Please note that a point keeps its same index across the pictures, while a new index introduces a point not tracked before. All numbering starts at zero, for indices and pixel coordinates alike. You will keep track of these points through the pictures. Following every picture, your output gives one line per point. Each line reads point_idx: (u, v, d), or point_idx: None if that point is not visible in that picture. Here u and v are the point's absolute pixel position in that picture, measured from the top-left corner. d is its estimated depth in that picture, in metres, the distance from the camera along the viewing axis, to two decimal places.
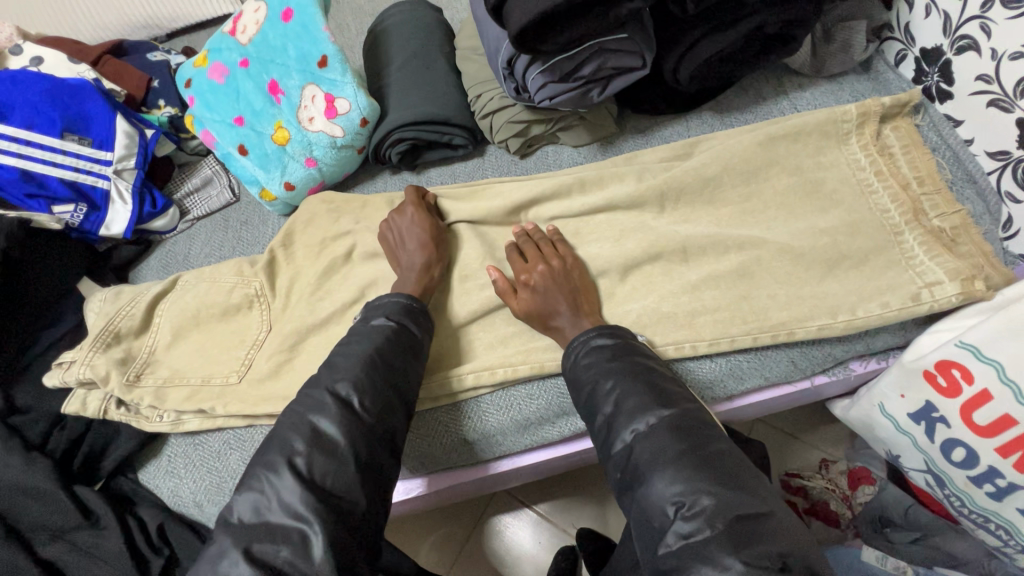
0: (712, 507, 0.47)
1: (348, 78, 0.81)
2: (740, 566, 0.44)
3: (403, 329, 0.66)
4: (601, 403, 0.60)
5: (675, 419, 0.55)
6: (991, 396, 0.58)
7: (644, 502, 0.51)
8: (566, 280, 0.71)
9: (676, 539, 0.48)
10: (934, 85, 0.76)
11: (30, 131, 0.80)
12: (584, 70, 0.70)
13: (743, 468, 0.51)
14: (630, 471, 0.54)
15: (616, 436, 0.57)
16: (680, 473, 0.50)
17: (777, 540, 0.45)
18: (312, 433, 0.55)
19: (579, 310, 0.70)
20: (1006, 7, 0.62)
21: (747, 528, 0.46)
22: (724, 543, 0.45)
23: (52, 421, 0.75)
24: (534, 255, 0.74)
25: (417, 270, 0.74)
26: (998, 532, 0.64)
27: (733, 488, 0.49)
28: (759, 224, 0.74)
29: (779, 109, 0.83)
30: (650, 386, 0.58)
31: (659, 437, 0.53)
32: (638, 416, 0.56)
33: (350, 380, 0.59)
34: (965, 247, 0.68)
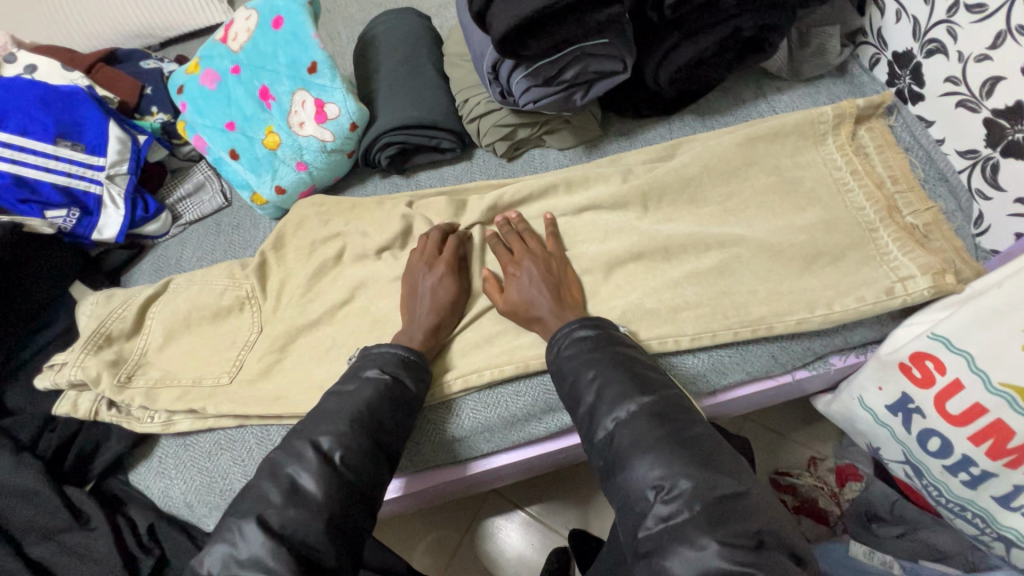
0: (690, 490, 0.49)
1: (337, 83, 0.83)
2: (715, 545, 0.46)
3: (397, 382, 0.66)
4: (583, 393, 0.61)
5: (655, 406, 0.56)
6: (963, 386, 0.59)
7: (626, 486, 0.52)
8: (548, 273, 0.73)
9: (656, 522, 0.49)
10: (906, 87, 0.78)
11: (23, 137, 0.82)
12: (566, 74, 0.72)
13: (719, 449, 0.53)
14: (611, 458, 0.55)
15: (597, 424, 0.58)
16: (659, 458, 0.52)
17: (753, 520, 0.48)
18: (290, 488, 0.55)
19: (563, 303, 0.71)
20: (970, 11, 0.65)
21: (724, 510, 0.48)
22: (701, 526, 0.47)
23: (43, 423, 0.76)
24: (521, 250, 0.77)
25: (426, 329, 0.73)
26: (975, 521, 0.65)
27: (709, 470, 0.50)
28: (739, 223, 0.76)
29: (758, 111, 0.86)
30: (630, 375, 0.59)
31: (639, 424, 0.55)
32: (617, 404, 0.57)
33: (333, 432, 0.59)
34: (938, 243, 0.70)
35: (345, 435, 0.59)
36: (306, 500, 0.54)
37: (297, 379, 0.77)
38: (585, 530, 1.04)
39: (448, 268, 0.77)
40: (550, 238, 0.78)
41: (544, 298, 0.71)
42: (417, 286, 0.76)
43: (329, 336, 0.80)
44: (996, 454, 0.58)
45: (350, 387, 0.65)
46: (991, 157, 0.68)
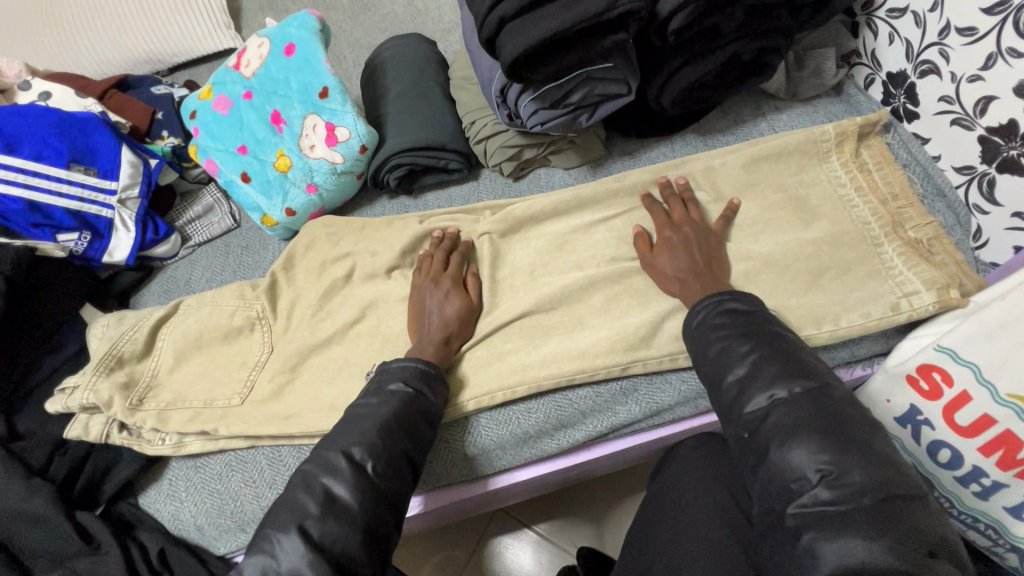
0: (861, 483, 0.48)
1: (348, 107, 0.85)
2: (886, 540, 0.45)
3: (419, 396, 0.66)
4: (732, 365, 0.60)
5: (819, 392, 0.54)
6: (970, 397, 0.60)
7: (779, 465, 0.52)
8: (703, 243, 0.75)
9: (813, 503, 0.49)
10: (901, 105, 0.81)
11: (37, 162, 0.83)
12: (573, 97, 0.74)
13: (890, 450, 0.50)
14: (763, 436, 0.54)
15: (747, 397, 0.57)
16: (827, 444, 0.50)
17: (928, 526, 0.46)
18: (325, 497, 0.55)
19: (712, 277, 0.72)
20: (960, 34, 0.67)
21: (895, 508, 0.46)
22: (871, 519, 0.46)
23: (54, 446, 0.75)
24: (682, 217, 0.77)
25: (436, 343, 0.74)
26: (988, 532, 0.65)
27: (884, 465, 0.49)
28: (746, 238, 0.78)
29: (758, 130, 0.88)
30: (790, 358, 0.58)
31: (800, 406, 0.53)
32: (777, 383, 0.56)
33: (365, 443, 0.60)
34: (941, 257, 0.72)
35: (376, 447, 0.60)
36: (328, 518, 0.54)
37: (310, 399, 0.77)
38: (594, 548, 1.03)
39: (453, 284, 0.78)
40: (722, 219, 0.78)
41: (690, 264, 0.73)
42: (428, 300, 0.77)
43: (341, 356, 0.80)
44: (1007, 464, 0.59)
45: (373, 401, 0.64)
46: (987, 172, 0.70)
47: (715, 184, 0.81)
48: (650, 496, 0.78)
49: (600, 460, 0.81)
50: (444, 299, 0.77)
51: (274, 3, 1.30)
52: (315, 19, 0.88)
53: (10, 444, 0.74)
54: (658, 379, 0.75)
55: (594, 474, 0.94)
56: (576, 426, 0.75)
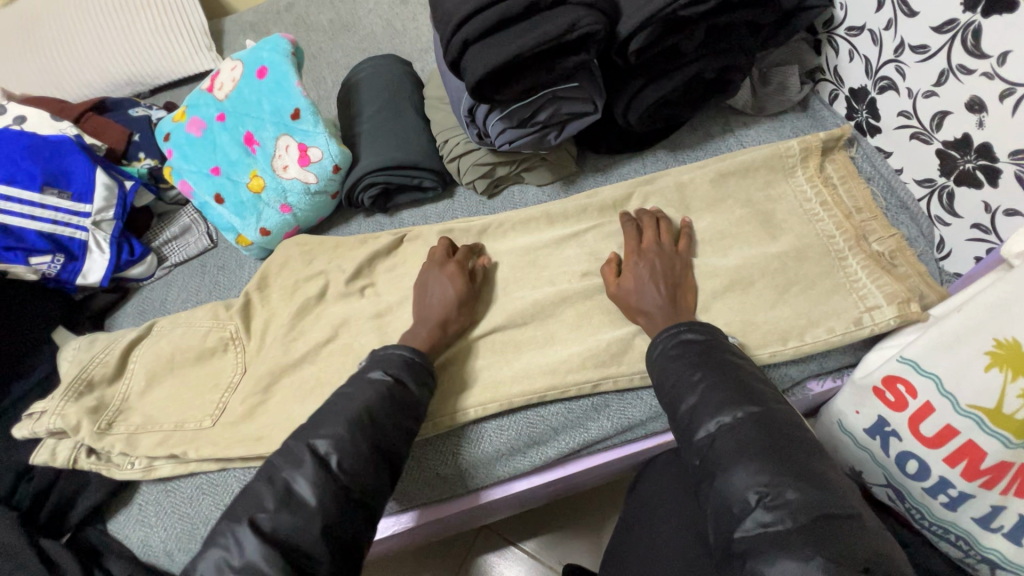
0: (797, 501, 0.48)
1: (320, 128, 0.85)
2: (822, 559, 0.45)
3: (399, 384, 0.65)
4: (685, 392, 0.60)
5: (761, 417, 0.55)
6: (934, 408, 0.61)
7: (723, 490, 0.52)
8: (669, 272, 0.74)
9: (755, 527, 0.49)
10: (864, 120, 0.82)
11: (9, 186, 0.83)
12: (539, 116, 0.75)
13: (829, 471, 0.51)
14: (710, 459, 0.54)
15: (697, 424, 0.57)
16: (765, 465, 0.51)
17: (864, 543, 0.46)
18: (284, 493, 0.55)
19: (679, 306, 0.72)
20: (914, 52, 0.69)
21: (831, 528, 0.47)
22: (808, 539, 0.46)
23: (19, 473, 0.75)
24: (650, 239, 0.77)
25: (431, 328, 0.74)
26: (959, 543, 0.65)
27: (818, 485, 0.49)
28: (715, 252, 0.78)
29: (727, 146, 0.89)
30: (739, 384, 0.58)
31: (744, 430, 0.54)
32: (723, 409, 0.56)
33: (332, 437, 0.59)
34: (903, 268, 0.73)
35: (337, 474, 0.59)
36: (282, 512, 0.54)
37: (279, 420, 0.76)
38: (580, 565, 1.02)
39: (459, 268, 0.78)
40: (682, 236, 0.78)
41: (657, 295, 0.71)
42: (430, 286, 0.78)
43: (313, 376, 0.80)
44: (971, 475, 0.59)
45: (351, 388, 0.64)
46: (946, 186, 0.72)
47: (684, 199, 0.82)
48: (626, 513, 0.78)
49: (578, 477, 0.80)
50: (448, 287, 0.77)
51: (256, 25, 1.31)
52: (287, 42, 0.89)
53: None
54: (628, 394, 0.75)
55: (576, 489, 0.93)
56: (549, 443, 0.74)
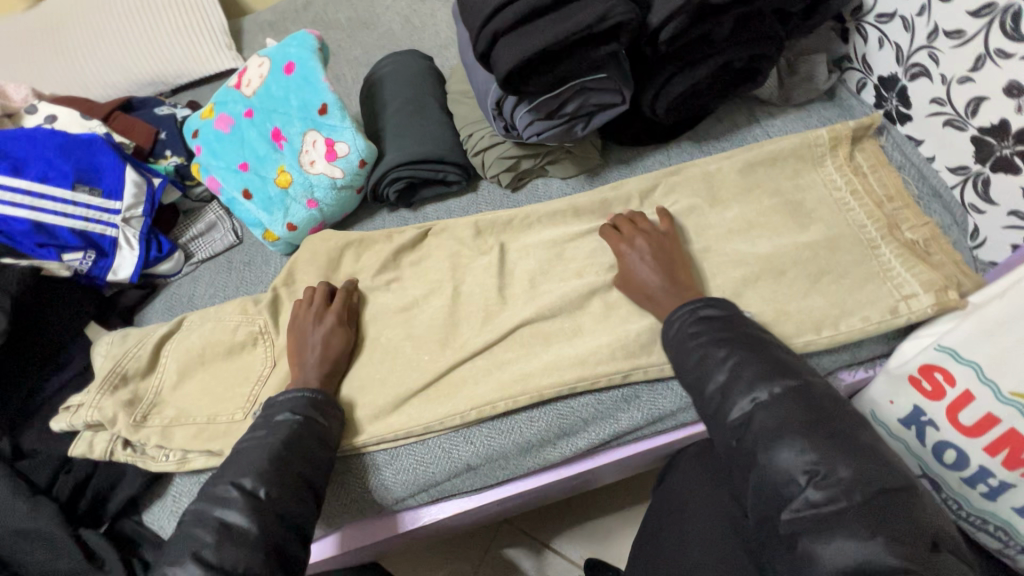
0: (850, 478, 0.48)
1: (346, 123, 0.86)
2: (884, 538, 0.45)
3: (310, 421, 0.67)
4: (713, 371, 0.60)
5: (799, 391, 0.55)
6: (973, 396, 0.60)
7: (769, 471, 0.51)
8: (660, 251, 0.74)
9: (807, 506, 0.49)
10: (893, 108, 0.81)
11: (43, 184, 0.84)
12: (567, 108, 0.75)
13: (875, 442, 0.51)
14: (749, 439, 0.54)
15: (730, 403, 0.57)
16: (812, 442, 0.51)
17: (918, 516, 0.46)
18: (220, 525, 0.55)
19: (677, 283, 0.72)
20: (949, 37, 0.68)
21: (889, 503, 0.47)
22: (865, 518, 0.46)
23: (58, 465, 0.76)
24: (632, 230, 0.77)
25: (321, 375, 0.75)
26: (998, 534, 0.64)
27: (870, 459, 0.49)
28: (744, 241, 0.78)
29: (753, 136, 0.89)
30: (770, 360, 0.58)
31: (783, 406, 0.54)
32: (756, 385, 0.56)
33: (255, 472, 0.60)
34: (938, 257, 0.72)
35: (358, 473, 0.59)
36: (225, 547, 0.54)
37: None
38: (603, 560, 1.02)
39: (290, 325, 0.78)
40: (663, 219, 0.79)
41: (653, 276, 0.72)
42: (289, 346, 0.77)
43: None
44: (1013, 464, 0.58)
45: (262, 434, 0.64)
46: (981, 173, 0.71)
47: (712, 189, 0.82)
48: (654, 506, 0.78)
49: (605, 469, 0.80)
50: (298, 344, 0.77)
51: (275, 23, 1.32)
52: (314, 38, 0.89)
53: (13, 464, 0.74)
54: (659, 385, 0.75)
55: (594, 484, 0.93)
56: (578, 434, 0.75)
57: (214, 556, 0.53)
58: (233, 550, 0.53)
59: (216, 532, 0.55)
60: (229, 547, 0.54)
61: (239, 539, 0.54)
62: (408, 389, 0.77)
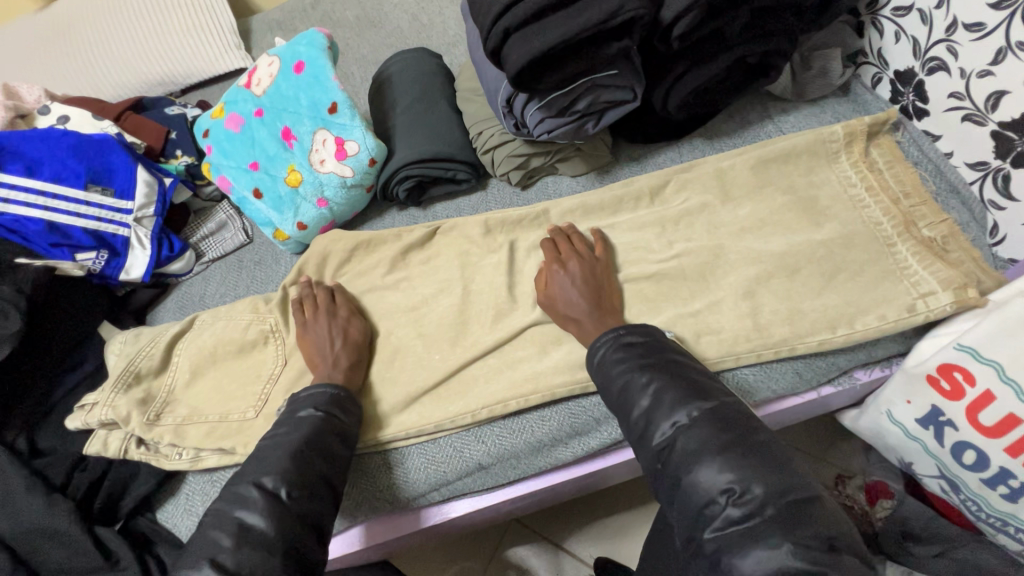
0: (764, 494, 0.48)
1: (356, 121, 0.86)
2: (791, 545, 0.45)
3: (329, 418, 0.67)
4: (636, 397, 0.60)
5: (715, 411, 0.56)
6: (994, 396, 0.59)
7: (691, 491, 0.52)
8: (590, 276, 0.75)
9: (726, 524, 0.49)
10: (910, 104, 0.80)
11: (56, 185, 0.85)
12: (579, 105, 0.75)
13: (788, 456, 0.52)
14: (672, 463, 0.55)
15: (654, 427, 0.57)
16: (728, 461, 0.51)
17: (825, 525, 0.47)
18: (238, 530, 0.54)
19: (602, 309, 0.73)
20: (968, 30, 0.67)
21: (798, 512, 0.47)
22: (776, 528, 0.46)
23: (73, 463, 0.77)
24: (569, 249, 0.78)
25: (343, 370, 0.75)
26: (1018, 536, 0.64)
27: (781, 472, 0.50)
28: (758, 239, 0.77)
29: (766, 132, 0.88)
30: (688, 383, 0.59)
31: (702, 428, 0.54)
32: (677, 409, 0.57)
33: (278, 472, 0.59)
34: (956, 254, 0.71)
35: None
36: (242, 549, 0.53)
37: None
38: (614, 559, 1.02)
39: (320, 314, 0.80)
40: (597, 244, 0.80)
41: (582, 301, 0.73)
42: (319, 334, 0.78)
43: None
44: None
45: (284, 429, 0.65)
46: (1001, 168, 0.70)
47: (724, 186, 0.81)
48: None
49: (616, 468, 0.80)
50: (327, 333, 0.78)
51: (283, 22, 1.32)
52: (323, 37, 0.89)
53: (29, 462, 0.75)
54: None
55: (606, 484, 0.93)
56: (590, 434, 0.74)
57: (230, 560, 0.52)
58: (248, 551, 0.53)
59: (235, 536, 0.54)
60: (245, 549, 0.53)
61: (257, 541, 0.54)
62: (419, 387, 0.77)
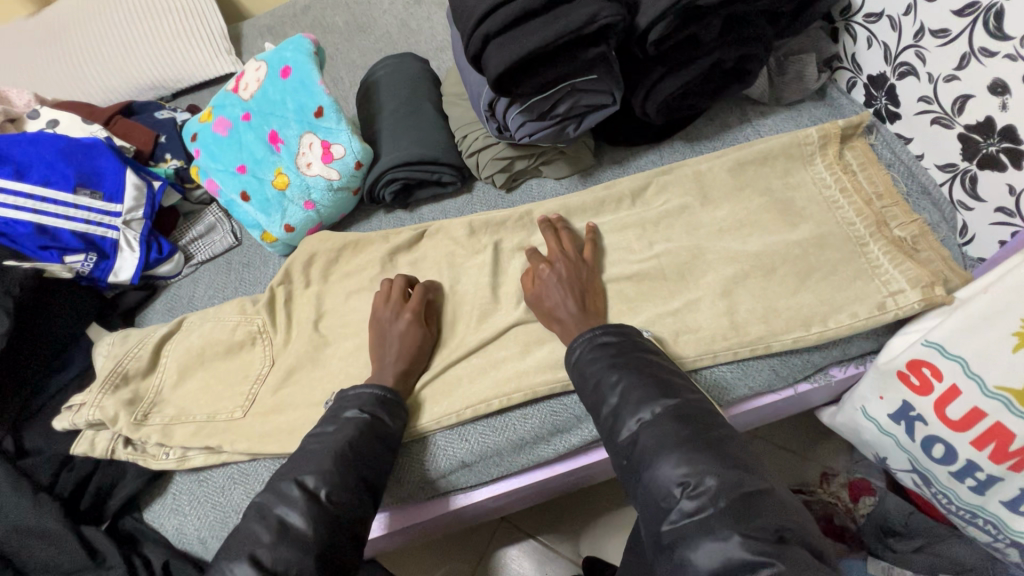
0: (716, 487, 0.50)
1: (342, 125, 0.87)
2: (740, 537, 0.47)
3: (377, 420, 0.68)
4: (606, 394, 0.62)
5: (678, 408, 0.57)
6: (960, 390, 0.61)
7: (650, 485, 0.54)
8: (577, 279, 0.76)
9: (681, 517, 0.51)
10: (883, 107, 0.82)
11: (45, 187, 0.86)
12: (559, 109, 0.77)
13: (743, 453, 0.53)
14: (635, 458, 0.56)
15: (621, 424, 0.59)
16: (684, 456, 0.53)
17: (775, 516, 0.48)
18: (281, 526, 0.56)
19: (586, 310, 0.74)
20: (934, 36, 0.69)
21: (748, 505, 0.49)
22: (727, 521, 0.48)
23: (60, 463, 0.77)
24: (557, 247, 0.79)
25: (395, 373, 0.75)
26: (987, 527, 0.66)
27: (732, 466, 0.52)
28: (735, 239, 0.79)
29: (744, 136, 0.89)
30: (655, 380, 0.61)
31: (664, 425, 0.56)
32: (643, 406, 0.59)
33: (319, 472, 0.61)
34: (926, 253, 0.73)
35: (329, 475, 0.61)
36: (283, 545, 0.55)
37: (308, 412, 0.78)
38: (602, 559, 1.02)
39: (413, 314, 0.78)
40: (586, 245, 0.81)
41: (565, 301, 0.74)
42: (388, 330, 0.78)
43: (340, 370, 0.82)
44: (1000, 458, 0.59)
45: (330, 429, 0.66)
46: (969, 170, 0.72)
47: (703, 188, 0.83)
48: None
49: (598, 465, 0.81)
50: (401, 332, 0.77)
51: (273, 28, 1.34)
52: (310, 42, 0.91)
53: (17, 462, 0.76)
54: None
55: (592, 481, 0.94)
56: (571, 431, 0.75)
57: (268, 557, 0.54)
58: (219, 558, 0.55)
59: (276, 531, 0.56)
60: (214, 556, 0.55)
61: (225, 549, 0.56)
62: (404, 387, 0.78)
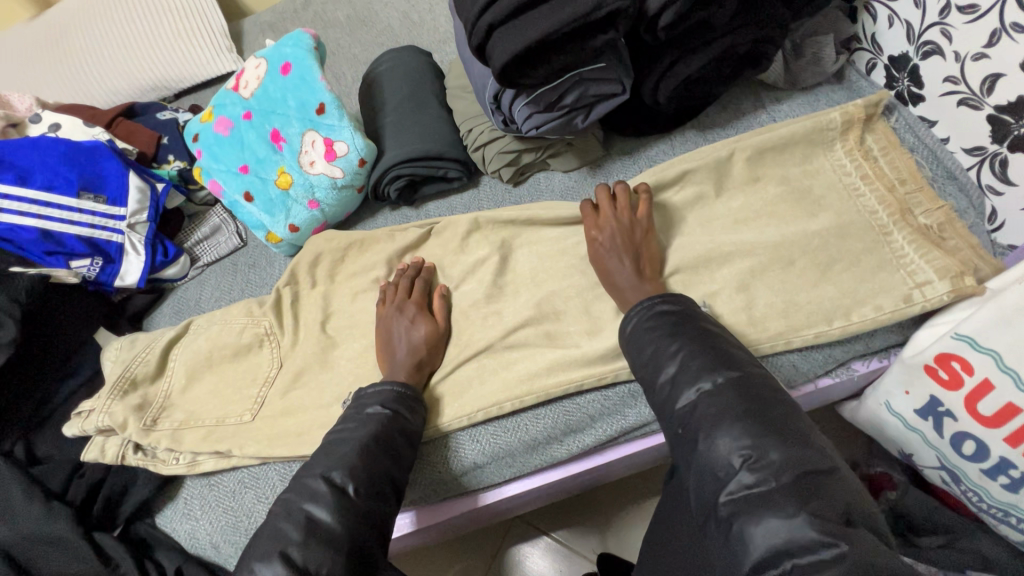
0: (780, 462, 0.48)
1: (345, 122, 0.85)
2: (807, 516, 0.45)
3: (397, 416, 0.67)
4: (664, 362, 0.60)
5: (740, 380, 0.55)
6: (992, 385, 0.58)
7: (706, 455, 0.52)
8: (630, 240, 0.74)
9: (740, 488, 0.49)
10: (905, 89, 0.79)
11: (49, 193, 0.85)
12: (567, 100, 0.74)
13: (801, 426, 0.51)
14: (692, 426, 0.54)
15: (678, 393, 0.57)
16: (748, 428, 0.51)
17: (844, 498, 0.47)
18: (307, 523, 0.55)
19: (642, 273, 0.72)
20: (962, 12, 0.66)
21: (814, 483, 0.47)
22: (792, 498, 0.46)
23: (72, 470, 0.77)
24: (609, 213, 0.76)
25: (408, 370, 0.74)
26: (1020, 526, 0.63)
27: (801, 444, 0.50)
28: (753, 230, 0.76)
29: (759, 122, 0.86)
30: (718, 351, 0.58)
31: (724, 396, 0.54)
32: (704, 375, 0.56)
33: (346, 467, 0.60)
34: (953, 241, 0.70)
35: (357, 469, 0.60)
36: (311, 543, 0.53)
37: (317, 416, 0.77)
38: (617, 556, 1.01)
39: (419, 309, 0.79)
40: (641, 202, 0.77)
41: (622, 268, 0.72)
42: (396, 329, 0.77)
43: (349, 372, 0.81)
44: None
45: (352, 424, 0.66)
46: (998, 153, 0.68)
47: (717, 178, 0.80)
48: None
49: (613, 465, 0.80)
50: (412, 328, 0.77)
51: (274, 25, 1.32)
52: (310, 37, 0.89)
53: (28, 469, 0.75)
54: None
55: (607, 480, 0.92)
56: (585, 431, 0.74)
57: (300, 555, 0.52)
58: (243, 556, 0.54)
59: (304, 528, 0.54)
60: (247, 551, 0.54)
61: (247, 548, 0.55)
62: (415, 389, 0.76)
